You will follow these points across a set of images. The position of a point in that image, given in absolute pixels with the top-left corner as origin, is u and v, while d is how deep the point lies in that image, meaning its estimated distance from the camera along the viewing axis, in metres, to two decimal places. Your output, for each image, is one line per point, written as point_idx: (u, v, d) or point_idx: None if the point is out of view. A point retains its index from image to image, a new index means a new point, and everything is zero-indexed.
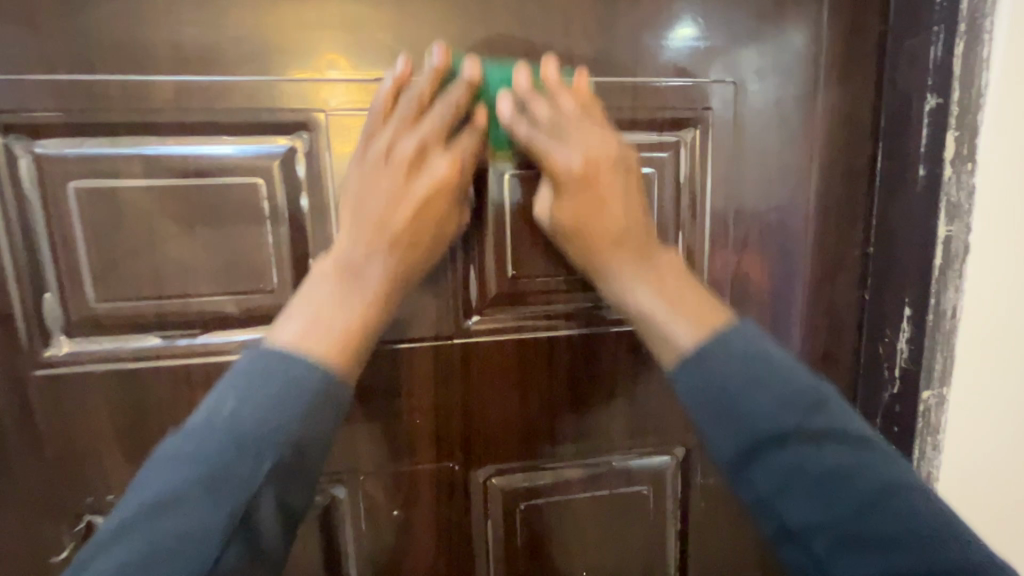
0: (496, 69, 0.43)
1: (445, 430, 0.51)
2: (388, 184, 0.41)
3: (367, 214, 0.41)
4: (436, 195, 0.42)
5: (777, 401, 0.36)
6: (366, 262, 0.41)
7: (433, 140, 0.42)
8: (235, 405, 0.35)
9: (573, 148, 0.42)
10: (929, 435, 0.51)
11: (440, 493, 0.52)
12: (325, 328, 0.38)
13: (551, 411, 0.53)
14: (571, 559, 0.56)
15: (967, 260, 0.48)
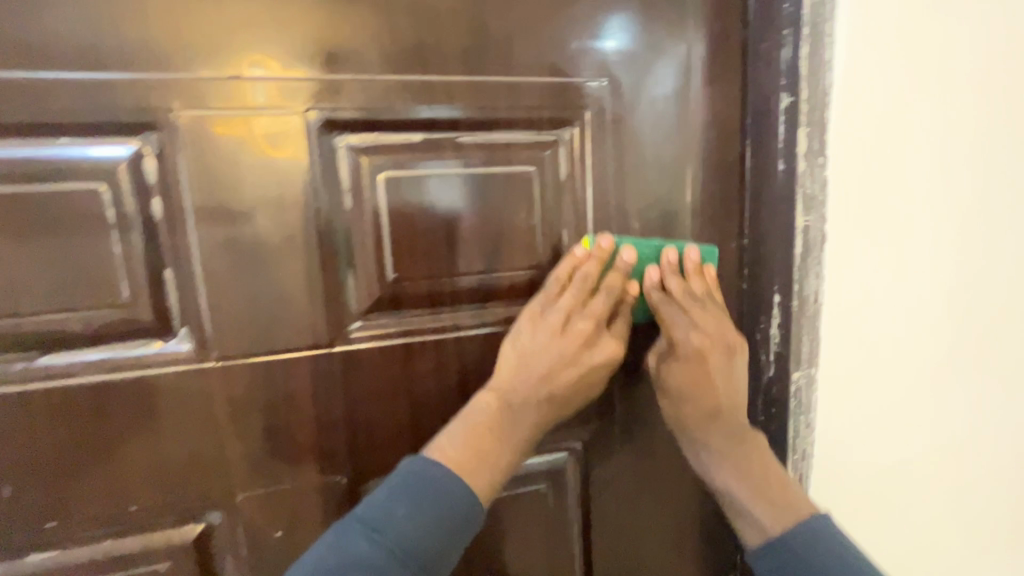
0: (647, 250, 0.50)
1: (330, 443, 0.48)
2: (552, 361, 0.47)
3: (533, 368, 0.47)
4: (575, 380, 0.48)
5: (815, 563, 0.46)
6: (522, 406, 0.47)
7: (602, 295, 0.48)
8: (386, 528, 0.39)
9: (690, 329, 0.50)
10: (801, 413, 0.54)
11: (327, 510, 0.49)
12: (482, 436, 0.45)
13: (439, 415, 0.51)
14: (475, 561, 0.55)
15: (828, 248, 0.52)
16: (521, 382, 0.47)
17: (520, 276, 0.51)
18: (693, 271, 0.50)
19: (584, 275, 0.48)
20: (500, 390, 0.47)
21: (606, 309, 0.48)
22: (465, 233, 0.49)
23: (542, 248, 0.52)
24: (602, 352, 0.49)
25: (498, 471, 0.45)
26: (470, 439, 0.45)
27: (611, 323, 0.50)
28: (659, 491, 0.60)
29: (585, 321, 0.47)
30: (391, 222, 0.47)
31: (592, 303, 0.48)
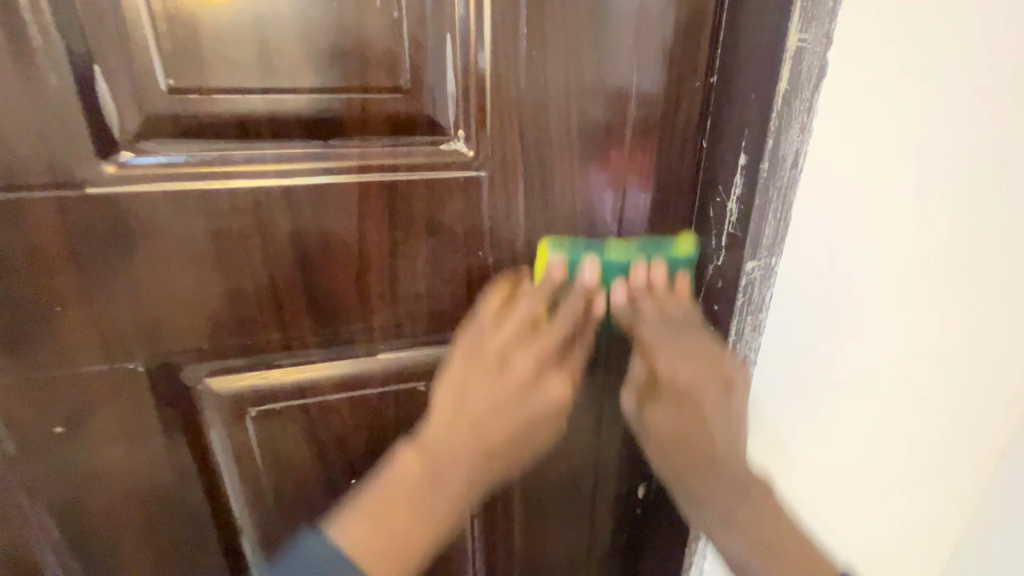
0: (578, 257, 0.40)
1: (111, 320, 0.36)
2: (499, 349, 0.38)
3: (466, 412, 0.38)
4: (526, 423, 0.39)
5: None
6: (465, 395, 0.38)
7: (567, 316, 0.39)
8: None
9: (672, 356, 0.40)
10: (749, 313, 0.42)
11: (125, 401, 0.38)
12: (395, 512, 0.35)
13: (276, 295, 0.39)
14: (339, 465, 0.46)
15: (822, 86, 0.35)
16: (467, 338, 0.39)
17: (382, 102, 0.36)
18: (658, 289, 0.40)
19: (533, 301, 0.38)
20: (451, 411, 0.38)
21: (567, 323, 0.39)
22: (282, 30, 0.32)
23: (411, 65, 0.35)
24: (548, 370, 0.39)
25: (463, 487, 0.37)
26: (375, 505, 0.35)
27: (568, 352, 0.41)
28: (575, 403, 0.49)
29: (555, 388, 0.39)
30: (157, 7, 0.30)
31: (547, 331, 0.38)
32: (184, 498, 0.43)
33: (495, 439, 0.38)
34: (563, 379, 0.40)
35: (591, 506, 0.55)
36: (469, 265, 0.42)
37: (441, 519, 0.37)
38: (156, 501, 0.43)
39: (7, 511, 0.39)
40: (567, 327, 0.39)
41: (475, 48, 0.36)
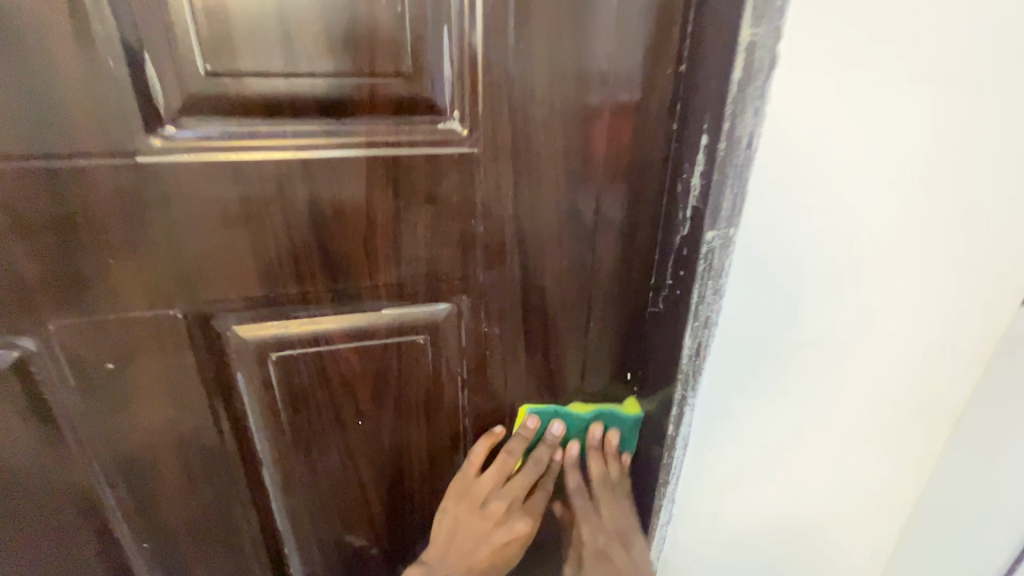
0: (546, 411, 0.59)
1: (156, 273, 0.42)
2: (484, 484, 0.57)
3: (458, 548, 0.57)
4: (496, 552, 0.57)
5: None
6: (457, 520, 0.58)
7: (533, 466, 0.58)
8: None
9: (613, 501, 0.59)
10: (710, 278, 0.48)
11: (165, 344, 0.45)
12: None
13: (295, 255, 0.45)
14: (347, 408, 0.52)
15: (774, 72, 0.40)
16: (456, 492, 0.58)
17: (386, 85, 0.41)
18: (609, 450, 0.60)
19: (512, 453, 0.57)
20: (456, 509, 0.58)
21: (533, 477, 0.58)
22: (300, 21, 0.37)
23: (412, 52, 0.40)
24: (518, 514, 0.58)
25: (460, 557, 0.57)
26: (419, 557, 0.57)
27: (528, 501, 0.59)
28: (559, 355, 0.56)
29: (521, 523, 0.57)
30: (196, 2, 0.36)
31: (518, 477, 0.58)
32: (215, 432, 0.50)
33: (481, 557, 0.57)
34: (529, 509, 0.59)
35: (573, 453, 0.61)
36: (462, 232, 0.48)
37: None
38: (191, 433, 0.49)
39: (68, 436, 0.46)
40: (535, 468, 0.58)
41: (469, 38, 0.41)
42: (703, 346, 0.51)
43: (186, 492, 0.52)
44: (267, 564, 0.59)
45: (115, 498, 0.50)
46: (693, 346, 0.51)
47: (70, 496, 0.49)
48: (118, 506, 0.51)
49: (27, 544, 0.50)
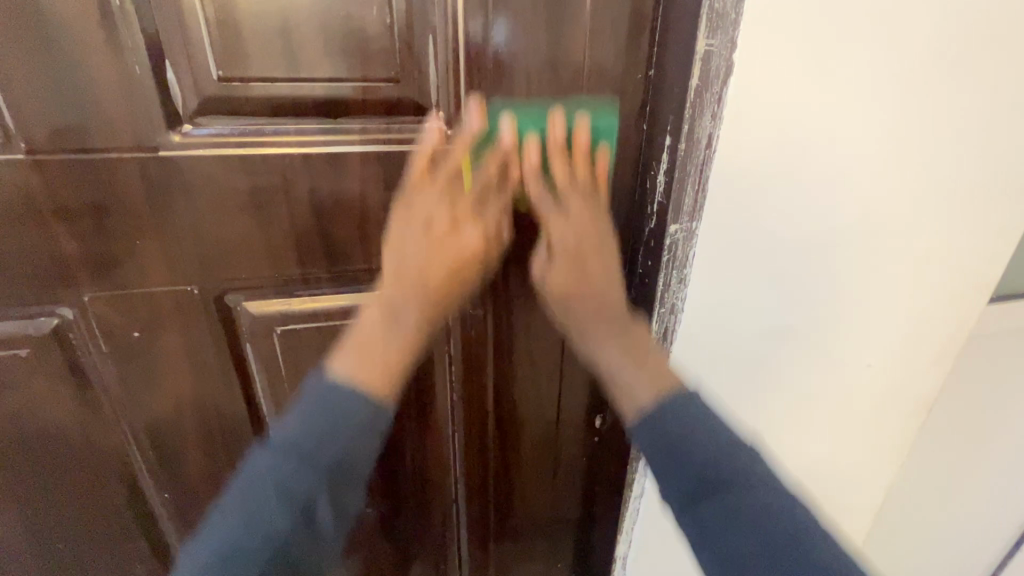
0: (496, 111, 0.47)
1: (175, 253, 0.48)
2: (433, 202, 0.45)
3: (406, 269, 0.46)
4: (452, 288, 0.47)
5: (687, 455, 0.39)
6: (400, 301, 0.45)
7: (481, 172, 0.45)
8: (325, 450, 0.39)
9: (580, 214, 0.47)
10: (673, 268, 0.52)
11: (183, 316, 0.51)
12: (368, 350, 0.43)
13: (297, 239, 0.50)
14: None
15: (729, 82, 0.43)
16: (409, 244, 0.46)
17: (379, 89, 0.46)
18: (578, 152, 0.46)
19: (469, 131, 0.44)
20: (386, 295, 0.46)
21: (489, 171, 0.45)
22: (301, 33, 0.42)
23: (402, 60, 0.45)
24: (471, 228, 0.47)
25: (413, 269, 0.45)
26: (358, 348, 0.43)
27: (483, 207, 0.47)
28: (538, 337, 0.61)
29: (473, 238, 0.47)
30: (211, 17, 0.41)
31: (471, 189, 0.45)
32: (226, 397, 0.56)
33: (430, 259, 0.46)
34: (478, 229, 0.47)
35: (554, 424, 0.68)
36: None
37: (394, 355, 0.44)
38: (206, 398, 0.55)
39: (100, 395, 0.53)
40: (486, 168, 0.45)
41: (453, 47, 0.45)
42: (669, 330, 0.56)
43: (202, 451, 0.58)
44: None
45: (140, 452, 0.57)
46: (660, 328, 0.56)
47: (100, 450, 0.55)
48: (143, 459, 0.57)
49: (64, 491, 0.56)
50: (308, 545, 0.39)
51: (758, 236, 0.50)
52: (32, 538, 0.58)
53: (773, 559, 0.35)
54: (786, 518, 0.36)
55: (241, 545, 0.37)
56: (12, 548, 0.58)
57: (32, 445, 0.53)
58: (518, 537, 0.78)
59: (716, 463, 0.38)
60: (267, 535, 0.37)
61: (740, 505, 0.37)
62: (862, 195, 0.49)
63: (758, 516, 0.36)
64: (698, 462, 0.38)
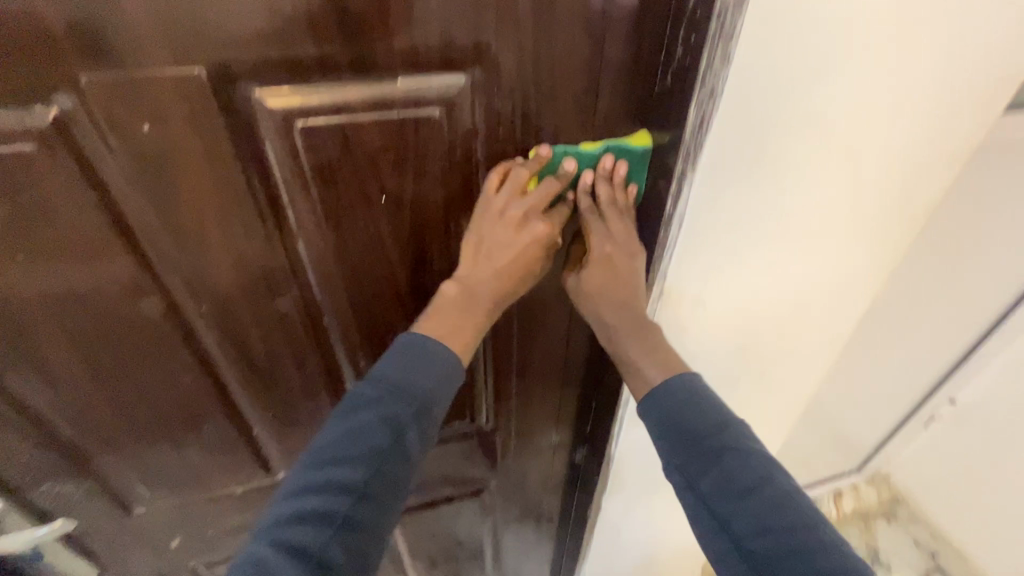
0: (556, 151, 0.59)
1: (176, 28, 0.42)
2: (502, 234, 0.59)
3: (484, 249, 0.60)
4: (527, 246, 0.60)
5: (731, 496, 0.54)
6: (479, 287, 0.61)
7: (531, 226, 0.58)
8: (406, 385, 0.58)
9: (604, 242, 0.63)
10: (719, 41, 0.50)
11: (196, 108, 0.47)
12: (458, 318, 0.61)
13: (311, 16, 0.44)
14: (369, 181, 0.56)
15: None
16: (479, 270, 0.61)
17: None
18: (615, 180, 0.63)
19: (517, 172, 0.57)
20: (463, 279, 0.61)
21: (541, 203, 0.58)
22: None
23: None
24: (534, 197, 0.57)
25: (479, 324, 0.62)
26: (436, 318, 0.61)
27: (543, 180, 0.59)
28: (564, 138, 0.60)
29: (540, 225, 0.59)
30: None
31: (513, 215, 0.57)
32: (253, 207, 0.54)
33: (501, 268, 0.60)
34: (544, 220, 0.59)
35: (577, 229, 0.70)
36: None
37: (479, 318, 0.62)
38: (231, 206, 0.54)
39: (121, 206, 0.50)
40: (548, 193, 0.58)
41: None
42: (705, 118, 0.55)
43: (234, 266, 0.58)
44: (311, 333, 0.68)
45: (170, 265, 0.56)
46: (697, 117, 0.56)
47: (131, 264, 0.54)
48: (176, 272, 0.57)
49: (102, 306, 0.57)
50: (371, 508, 0.55)
51: (765, 118, 0.57)
52: (82, 354, 0.60)
53: (742, 547, 0.53)
54: (783, 493, 0.54)
55: (319, 517, 0.53)
56: (63, 364, 0.60)
57: (59, 258, 0.52)
58: (536, 340, 0.85)
59: (718, 415, 0.58)
60: (355, 448, 0.55)
61: (731, 467, 0.55)
62: (850, 74, 0.56)
63: (772, 500, 0.53)
64: (701, 430, 0.57)
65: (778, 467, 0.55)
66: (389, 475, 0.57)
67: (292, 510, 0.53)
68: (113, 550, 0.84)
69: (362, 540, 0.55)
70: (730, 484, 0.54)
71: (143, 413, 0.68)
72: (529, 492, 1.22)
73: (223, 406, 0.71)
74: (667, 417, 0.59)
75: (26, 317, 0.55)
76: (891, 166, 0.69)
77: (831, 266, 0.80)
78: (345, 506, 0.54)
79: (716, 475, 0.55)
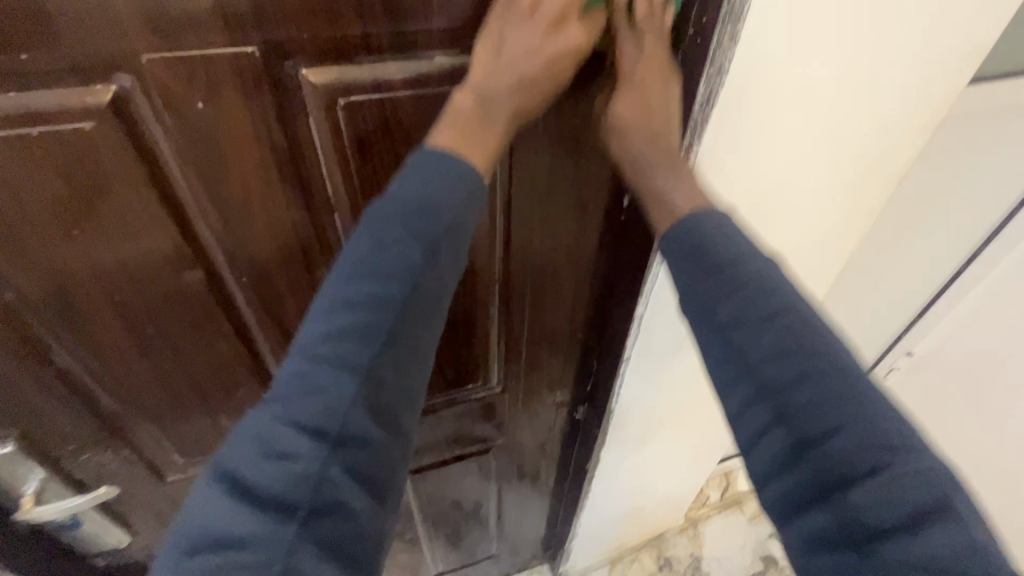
0: None
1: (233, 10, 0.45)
2: (527, 39, 0.54)
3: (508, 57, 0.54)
4: (546, 85, 0.56)
5: (756, 306, 0.51)
6: (495, 101, 0.55)
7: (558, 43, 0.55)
8: (434, 200, 0.53)
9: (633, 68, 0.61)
10: (729, 24, 0.55)
11: (246, 84, 0.49)
12: (466, 125, 0.55)
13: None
14: (402, 153, 0.59)
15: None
16: (493, 74, 0.55)
17: None
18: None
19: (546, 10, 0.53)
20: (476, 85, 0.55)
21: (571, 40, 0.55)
22: None
23: None
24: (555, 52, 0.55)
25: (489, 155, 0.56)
26: (453, 126, 0.55)
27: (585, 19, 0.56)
28: None
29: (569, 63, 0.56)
30: None
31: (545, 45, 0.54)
32: (291, 179, 0.57)
33: (526, 79, 0.55)
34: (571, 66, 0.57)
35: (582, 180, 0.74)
36: None
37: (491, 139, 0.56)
38: (276, 180, 0.56)
39: (169, 180, 0.53)
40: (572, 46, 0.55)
41: None
42: (712, 95, 0.61)
43: (272, 236, 0.61)
44: None
45: (212, 238, 0.58)
46: (704, 94, 0.61)
47: (176, 236, 0.57)
48: (217, 245, 0.59)
49: (148, 279, 0.59)
50: (411, 326, 0.53)
51: (762, 95, 0.63)
52: (127, 325, 0.62)
53: (757, 377, 0.50)
54: (810, 329, 0.49)
55: (364, 335, 0.51)
56: (107, 335, 0.62)
57: (110, 231, 0.54)
58: (543, 302, 0.91)
59: (749, 254, 0.53)
60: (379, 258, 0.52)
61: (760, 289, 0.51)
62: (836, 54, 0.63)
63: (799, 330, 0.49)
64: (717, 244, 0.54)
65: (810, 311, 0.51)
66: (408, 311, 0.52)
67: (314, 360, 0.50)
68: (146, 514, 0.88)
69: (406, 359, 0.53)
70: (753, 314, 0.51)
71: (181, 381, 0.71)
72: (531, 449, 1.30)
73: (256, 373, 0.75)
74: (688, 248, 0.55)
75: (76, 289, 0.57)
76: (870, 136, 0.76)
77: (812, 226, 0.87)
78: (387, 320, 0.51)
79: (742, 295, 0.51)
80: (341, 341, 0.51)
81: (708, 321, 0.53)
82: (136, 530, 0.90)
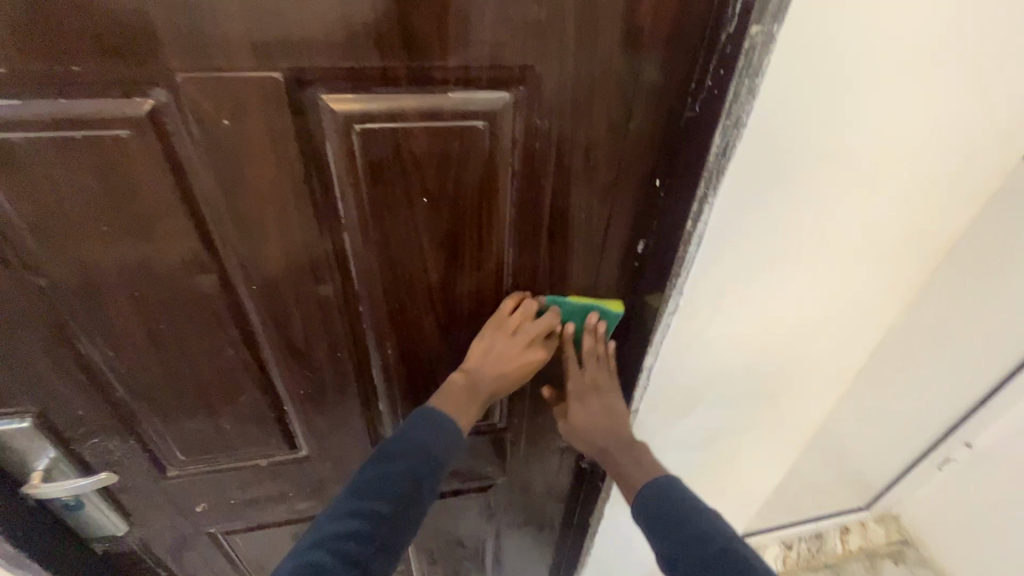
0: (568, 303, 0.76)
1: (262, 37, 0.48)
2: (505, 352, 0.74)
3: (489, 358, 0.75)
4: (517, 368, 0.75)
5: (696, 550, 0.66)
6: (480, 385, 0.75)
7: (525, 352, 0.75)
8: (423, 445, 0.71)
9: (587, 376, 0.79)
10: (747, 75, 0.55)
11: (268, 106, 0.52)
12: (458, 397, 0.75)
13: (377, 34, 0.50)
14: (412, 181, 0.61)
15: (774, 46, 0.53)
16: (478, 369, 0.75)
17: None
18: (598, 333, 0.78)
19: (524, 308, 0.74)
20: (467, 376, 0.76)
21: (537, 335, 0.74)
22: None
23: None
24: (523, 358, 0.74)
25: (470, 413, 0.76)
26: (449, 396, 0.75)
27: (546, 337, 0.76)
28: (596, 158, 0.64)
29: (536, 352, 0.75)
30: None
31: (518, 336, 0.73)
32: (304, 199, 0.60)
33: (504, 375, 0.75)
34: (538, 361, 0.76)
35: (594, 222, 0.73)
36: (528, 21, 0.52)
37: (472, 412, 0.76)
38: (289, 199, 0.59)
39: (193, 190, 0.57)
40: (532, 358, 0.75)
41: None
42: (729, 145, 0.60)
43: (284, 251, 0.63)
44: (344, 319, 0.73)
45: (228, 247, 0.62)
46: (721, 144, 0.60)
47: (194, 242, 0.60)
48: (232, 254, 0.63)
49: (164, 279, 0.63)
50: (394, 535, 0.67)
51: (786, 150, 0.61)
52: (142, 320, 0.66)
53: None
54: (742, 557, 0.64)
55: (359, 534, 0.65)
56: (126, 329, 0.66)
57: (134, 232, 0.58)
58: None
59: (693, 504, 0.72)
60: (383, 484, 0.68)
61: (702, 537, 0.68)
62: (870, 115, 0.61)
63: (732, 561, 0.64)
64: (681, 502, 0.72)
65: (742, 545, 0.66)
66: (398, 522, 0.67)
67: (322, 552, 0.64)
68: (144, 506, 0.90)
69: (387, 560, 0.66)
70: (698, 553, 0.66)
71: (187, 380, 0.74)
72: (535, 496, 1.25)
73: (260, 381, 0.77)
74: (648, 506, 0.74)
75: (101, 282, 0.61)
76: (908, 204, 0.72)
77: (844, 292, 0.82)
78: (378, 534, 0.66)
79: (685, 540, 0.68)
80: (350, 535, 0.65)
81: (673, 559, 0.68)
82: (136, 521, 0.92)
